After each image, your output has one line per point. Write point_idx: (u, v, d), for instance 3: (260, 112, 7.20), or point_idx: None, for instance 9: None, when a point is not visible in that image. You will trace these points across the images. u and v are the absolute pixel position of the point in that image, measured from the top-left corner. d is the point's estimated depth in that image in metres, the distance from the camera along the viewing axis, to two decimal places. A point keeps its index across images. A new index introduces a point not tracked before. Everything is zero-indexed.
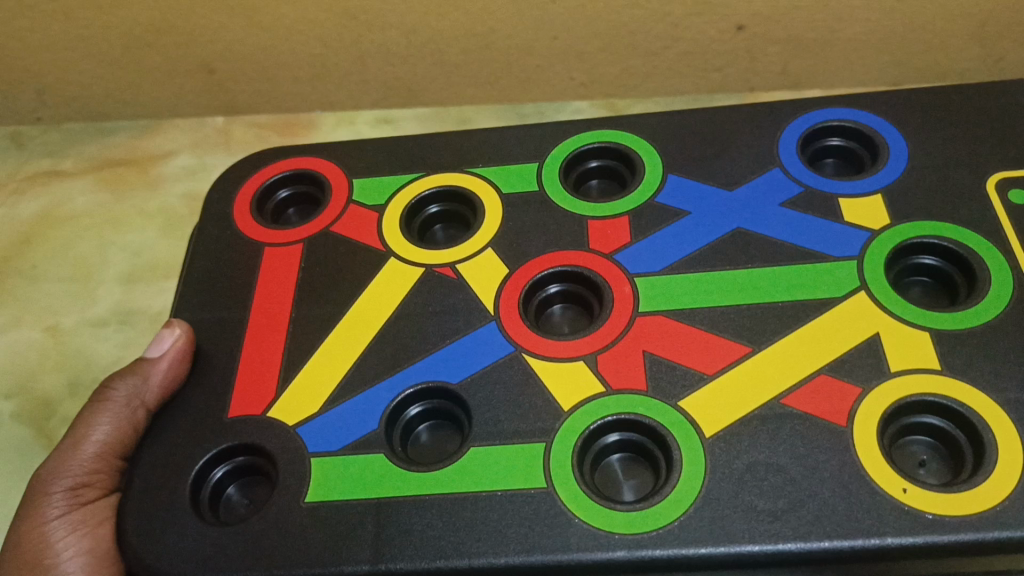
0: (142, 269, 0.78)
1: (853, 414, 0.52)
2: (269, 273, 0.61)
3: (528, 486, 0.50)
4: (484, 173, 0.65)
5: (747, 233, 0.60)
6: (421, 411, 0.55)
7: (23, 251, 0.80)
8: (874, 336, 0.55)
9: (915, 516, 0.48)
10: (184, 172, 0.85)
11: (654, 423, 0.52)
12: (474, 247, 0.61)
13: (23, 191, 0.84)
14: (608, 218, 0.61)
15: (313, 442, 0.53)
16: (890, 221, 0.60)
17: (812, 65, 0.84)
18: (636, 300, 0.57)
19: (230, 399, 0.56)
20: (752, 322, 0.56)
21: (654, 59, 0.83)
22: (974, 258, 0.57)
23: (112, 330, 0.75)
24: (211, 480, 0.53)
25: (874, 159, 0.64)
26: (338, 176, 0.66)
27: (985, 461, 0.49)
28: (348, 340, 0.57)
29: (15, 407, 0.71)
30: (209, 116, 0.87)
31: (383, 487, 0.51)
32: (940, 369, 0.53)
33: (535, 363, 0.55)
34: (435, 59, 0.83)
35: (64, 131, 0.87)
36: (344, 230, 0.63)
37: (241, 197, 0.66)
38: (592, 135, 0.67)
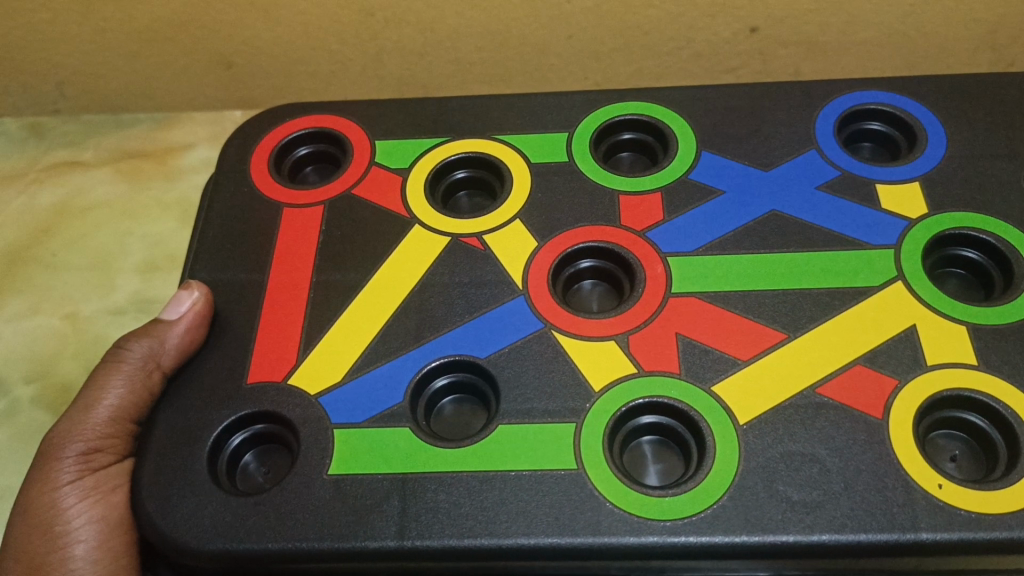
0: (160, 259, 0.80)
1: (889, 407, 0.52)
2: (289, 236, 0.61)
3: (557, 467, 0.50)
4: (512, 141, 0.65)
5: (783, 216, 0.60)
6: (448, 383, 0.55)
7: (41, 240, 0.81)
8: (912, 328, 0.55)
9: (951, 512, 0.48)
10: (203, 163, 0.86)
11: (688, 407, 0.52)
12: (503, 217, 0.61)
13: (43, 180, 0.85)
14: (641, 193, 0.62)
15: (337, 412, 0.53)
16: (926, 211, 0.60)
17: (825, 67, 0.85)
18: (668, 280, 0.57)
19: (248, 366, 0.56)
20: (786, 307, 0.56)
21: (667, 60, 0.84)
22: (1014, 254, 0.57)
23: (130, 318, 0.76)
24: (228, 447, 0.54)
25: (912, 146, 0.64)
26: (360, 136, 0.66)
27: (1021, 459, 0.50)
28: (371, 309, 0.57)
29: (33, 391, 0.72)
30: (227, 110, 0.89)
31: (410, 462, 0.51)
32: (976, 364, 0.53)
33: (564, 339, 0.55)
34: (452, 56, 0.83)
35: (84, 122, 0.89)
36: (366, 193, 0.63)
37: (258, 153, 0.66)
38: (624, 106, 0.66)
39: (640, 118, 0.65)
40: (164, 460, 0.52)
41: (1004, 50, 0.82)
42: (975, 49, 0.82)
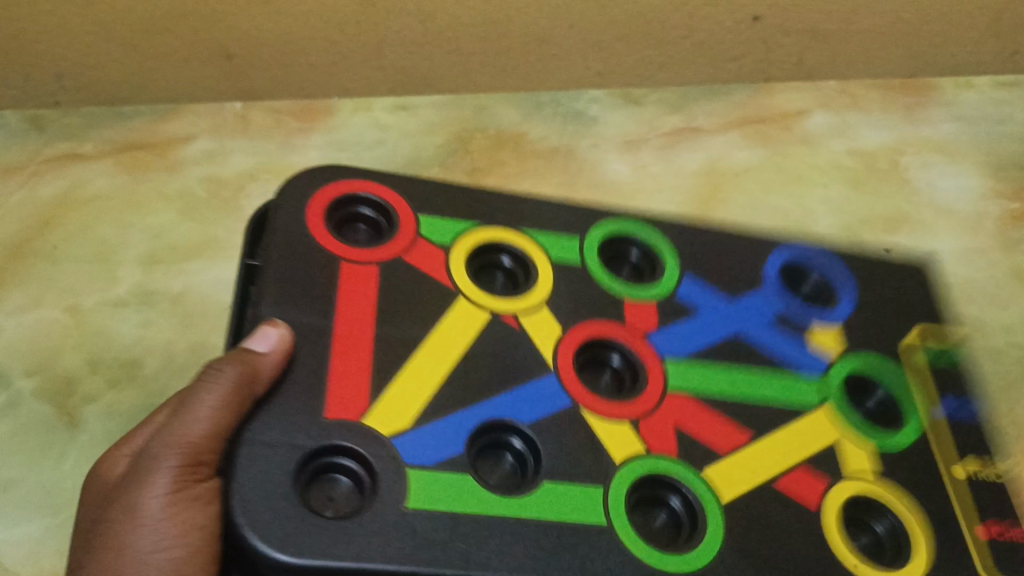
0: (163, 250, 0.78)
1: (824, 495, 0.56)
2: (348, 285, 0.56)
3: (591, 519, 0.51)
4: (542, 238, 0.62)
5: (738, 340, 0.61)
6: (522, 447, 0.54)
7: (43, 233, 0.79)
8: (836, 444, 0.58)
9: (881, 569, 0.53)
10: (204, 155, 0.85)
11: (681, 482, 0.54)
12: (538, 296, 0.60)
13: (43, 173, 0.84)
14: (639, 300, 0.61)
15: (409, 452, 0.51)
16: (845, 350, 0.63)
17: (830, 56, 0.85)
18: (664, 375, 0.58)
19: (320, 403, 0.51)
20: (737, 413, 0.58)
21: (670, 49, 0.84)
22: (906, 428, 0.61)
23: (131, 311, 0.73)
24: (314, 459, 0.49)
25: (827, 308, 0.66)
26: (406, 205, 0.61)
27: (909, 549, 0.56)
28: (430, 363, 0.55)
29: (35, 384, 0.69)
30: (227, 102, 0.88)
31: (473, 502, 0.50)
32: (881, 480, 0.58)
33: (594, 419, 0.55)
34: (452, 47, 0.83)
35: (84, 115, 0.87)
36: (417, 261, 0.59)
37: (318, 200, 0.59)
38: (633, 224, 0.65)
39: (644, 243, 0.64)
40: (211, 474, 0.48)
41: (1006, 38, 0.83)
42: (979, 38, 0.83)
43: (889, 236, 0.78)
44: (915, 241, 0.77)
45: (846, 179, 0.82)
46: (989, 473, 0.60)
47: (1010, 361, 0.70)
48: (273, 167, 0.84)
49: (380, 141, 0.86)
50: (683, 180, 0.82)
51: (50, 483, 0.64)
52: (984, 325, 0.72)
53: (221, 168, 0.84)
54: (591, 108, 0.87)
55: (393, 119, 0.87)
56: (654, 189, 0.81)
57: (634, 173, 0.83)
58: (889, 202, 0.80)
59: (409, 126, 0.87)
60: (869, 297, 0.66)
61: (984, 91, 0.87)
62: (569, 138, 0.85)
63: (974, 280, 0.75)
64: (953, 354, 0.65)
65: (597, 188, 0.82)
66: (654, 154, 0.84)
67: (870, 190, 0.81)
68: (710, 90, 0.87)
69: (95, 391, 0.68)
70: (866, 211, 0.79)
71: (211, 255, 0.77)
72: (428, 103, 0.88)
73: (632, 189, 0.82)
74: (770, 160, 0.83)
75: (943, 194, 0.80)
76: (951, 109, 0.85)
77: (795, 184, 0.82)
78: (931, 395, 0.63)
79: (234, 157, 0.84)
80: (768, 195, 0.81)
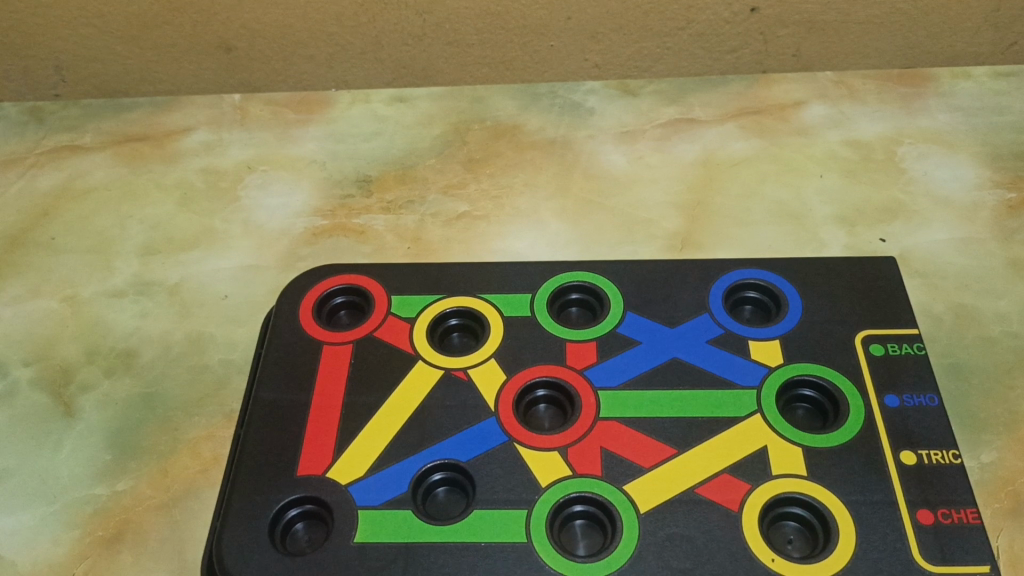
0: (159, 241, 0.77)
1: (745, 500, 0.54)
2: (327, 374, 0.62)
3: (514, 538, 0.53)
4: (492, 299, 0.66)
5: (682, 364, 0.61)
6: (447, 476, 0.57)
7: (42, 224, 0.79)
8: (762, 449, 0.57)
9: (892, 557, 0.52)
10: (202, 147, 0.85)
11: (605, 500, 0.55)
12: (483, 354, 0.63)
13: (42, 165, 0.84)
14: (580, 340, 0.63)
15: (360, 495, 0.56)
16: (784, 359, 0.61)
17: (828, 47, 0.86)
18: (598, 409, 0.59)
19: (299, 456, 0.57)
20: (678, 430, 0.58)
21: (668, 40, 0.85)
22: (842, 416, 0.58)
23: (129, 301, 0.73)
24: (282, 520, 0.55)
25: (775, 319, 0.64)
26: (381, 288, 0.67)
27: (836, 536, 0.53)
28: (383, 422, 0.59)
29: (32, 373, 0.68)
30: (226, 94, 0.89)
31: (411, 533, 0.54)
32: (806, 475, 0.55)
33: (525, 451, 0.57)
34: (449, 40, 0.85)
35: (83, 107, 0.89)
36: (385, 334, 0.64)
37: (304, 306, 0.66)
38: (575, 275, 0.67)
39: (586, 285, 0.66)
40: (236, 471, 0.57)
41: (1006, 28, 0.85)
42: (977, 29, 0.85)
43: (885, 226, 0.75)
44: (910, 231, 0.74)
45: (841, 170, 0.79)
46: (945, 455, 0.56)
47: (1005, 353, 0.66)
48: (270, 158, 0.83)
49: (378, 132, 0.86)
50: (680, 170, 0.80)
51: (45, 472, 0.62)
52: (979, 316, 0.68)
53: (219, 160, 0.84)
54: (588, 99, 0.88)
55: (391, 110, 0.87)
56: (651, 179, 0.80)
57: (631, 163, 0.81)
58: (884, 192, 0.77)
59: (406, 117, 0.87)
60: (866, 290, 0.65)
61: (983, 82, 0.86)
62: (565, 129, 0.85)
63: (972, 270, 0.71)
64: (911, 344, 0.61)
65: (592, 178, 0.80)
66: (651, 145, 0.83)
67: (864, 181, 0.78)
68: (707, 82, 0.88)
69: (91, 380, 0.68)
70: (862, 201, 0.77)
71: (209, 244, 0.76)
72: (426, 94, 0.89)
73: (628, 178, 0.80)
74: (767, 151, 0.81)
75: (940, 184, 0.78)
76: (949, 99, 0.85)
77: (790, 175, 0.79)
78: (872, 389, 0.59)
79: (232, 149, 0.85)
80: (763, 185, 0.79)
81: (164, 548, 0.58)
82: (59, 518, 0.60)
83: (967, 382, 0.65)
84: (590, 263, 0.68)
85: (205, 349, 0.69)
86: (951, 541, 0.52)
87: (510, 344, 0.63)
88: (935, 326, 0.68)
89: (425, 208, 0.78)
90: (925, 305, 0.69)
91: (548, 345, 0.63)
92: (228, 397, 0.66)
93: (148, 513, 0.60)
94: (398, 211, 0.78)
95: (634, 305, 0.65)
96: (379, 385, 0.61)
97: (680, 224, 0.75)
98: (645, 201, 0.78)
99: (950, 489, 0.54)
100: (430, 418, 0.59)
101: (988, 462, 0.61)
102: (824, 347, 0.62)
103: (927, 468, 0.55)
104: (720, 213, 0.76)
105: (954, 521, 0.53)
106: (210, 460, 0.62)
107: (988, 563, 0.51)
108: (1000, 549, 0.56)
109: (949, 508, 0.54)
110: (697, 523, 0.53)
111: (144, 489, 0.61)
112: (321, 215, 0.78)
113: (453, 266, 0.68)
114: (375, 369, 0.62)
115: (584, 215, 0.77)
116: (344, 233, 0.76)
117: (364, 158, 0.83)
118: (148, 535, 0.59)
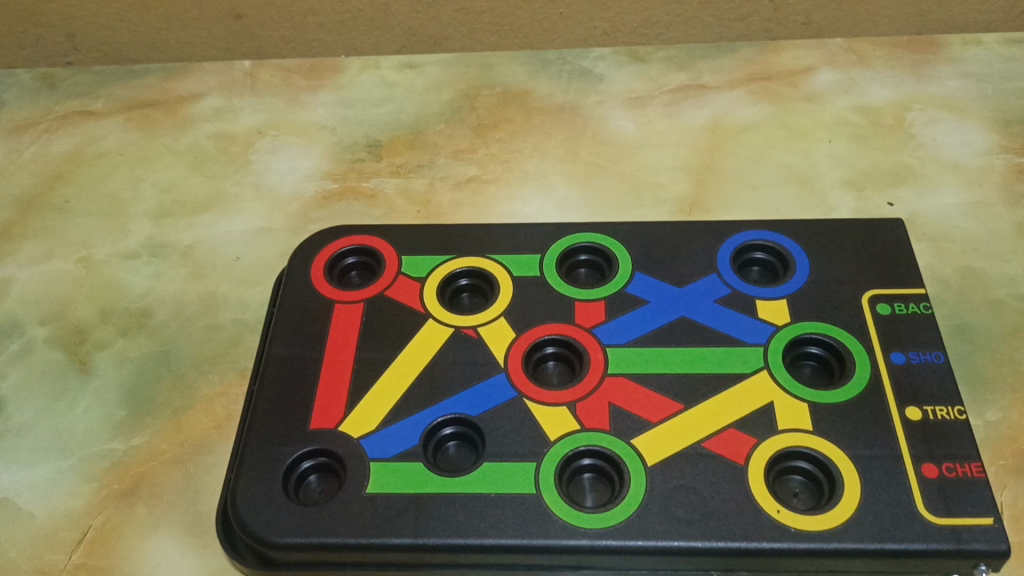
0: (172, 204, 0.78)
1: (752, 454, 0.55)
2: (338, 332, 0.62)
3: (523, 490, 0.54)
4: (501, 259, 0.66)
5: (690, 322, 0.62)
6: (457, 431, 0.58)
7: (56, 187, 0.80)
8: (769, 405, 0.57)
9: (896, 510, 0.52)
10: (213, 112, 0.85)
11: (614, 453, 0.55)
12: (493, 312, 0.63)
13: (56, 130, 0.85)
14: (588, 300, 0.64)
15: (372, 448, 0.56)
16: (791, 318, 0.62)
17: (838, 13, 0.88)
18: (606, 366, 0.60)
19: (311, 411, 0.58)
20: (685, 386, 0.58)
21: (676, 8, 0.87)
22: (847, 372, 0.59)
23: (142, 262, 0.73)
24: (295, 473, 0.56)
25: (782, 279, 0.64)
26: (391, 248, 0.67)
27: (840, 488, 0.54)
28: (394, 379, 0.60)
29: (48, 332, 0.69)
30: (237, 61, 0.90)
31: (422, 485, 0.55)
32: (812, 430, 0.56)
33: (534, 406, 0.58)
34: (459, 7, 0.88)
35: (95, 74, 0.90)
36: (396, 293, 0.65)
37: (316, 266, 0.66)
38: (584, 236, 0.68)
39: (595, 246, 0.67)
40: (251, 425, 0.58)
41: None
42: None
43: (893, 189, 0.75)
44: (918, 196, 0.74)
45: (850, 135, 0.80)
46: (950, 411, 0.56)
47: (1012, 315, 0.66)
48: (281, 124, 0.84)
49: (388, 98, 0.86)
50: (689, 135, 0.80)
51: (61, 427, 0.63)
52: (987, 279, 0.69)
53: (231, 125, 0.84)
54: (598, 66, 0.88)
55: (400, 76, 0.88)
56: (659, 144, 0.80)
57: (639, 129, 0.82)
58: (892, 157, 0.78)
59: (416, 83, 0.87)
60: (874, 251, 0.65)
61: (993, 48, 0.86)
62: (574, 95, 0.85)
63: (980, 234, 0.72)
64: (918, 303, 0.62)
65: (601, 142, 0.81)
66: (659, 110, 0.83)
67: (873, 146, 0.79)
68: (716, 49, 0.88)
69: (106, 338, 0.68)
70: (870, 165, 0.77)
71: (221, 208, 0.77)
72: (435, 61, 0.89)
73: (637, 143, 0.80)
74: (776, 116, 0.82)
75: (949, 149, 0.78)
76: (960, 65, 0.85)
77: (799, 140, 0.79)
78: (878, 346, 0.60)
79: (243, 114, 0.85)
80: (772, 149, 0.79)
81: (179, 500, 0.59)
82: (76, 472, 0.61)
83: (973, 343, 0.65)
84: (599, 224, 0.68)
85: (217, 309, 0.70)
86: (955, 495, 0.53)
87: (519, 303, 0.64)
88: (942, 288, 0.68)
89: (434, 172, 0.79)
90: (933, 267, 0.70)
91: (557, 304, 0.63)
92: (240, 355, 0.67)
93: (163, 468, 0.61)
94: (408, 175, 0.79)
95: (642, 266, 0.65)
96: (390, 342, 0.62)
97: (689, 189, 0.76)
98: (654, 165, 0.78)
99: (954, 444, 0.55)
100: (440, 375, 0.60)
101: (993, 421, 0.61)
102: (831, 306, 0.62)
103: (932, 424, 0.56)
104: (729, 177, 0.77)
105: (958, 474, 0.53)
106: (224, 417, 0.63)
107: (991, 516, 0.52)
108: (1003, 506, 0.57)
109: (954, 462, 0.54)
110: (703, 475, 0.54)
111: (159, 443, 0.62)
112: (331, 179, 0.79)
113: (463, 227, 0.69)
114: (386, 327, 0.63)
115: (593, 178, 0.77)
116: (354, 197, 0.77)
117: (375, 124, 0.83)
118: (163, 488, 0.60)
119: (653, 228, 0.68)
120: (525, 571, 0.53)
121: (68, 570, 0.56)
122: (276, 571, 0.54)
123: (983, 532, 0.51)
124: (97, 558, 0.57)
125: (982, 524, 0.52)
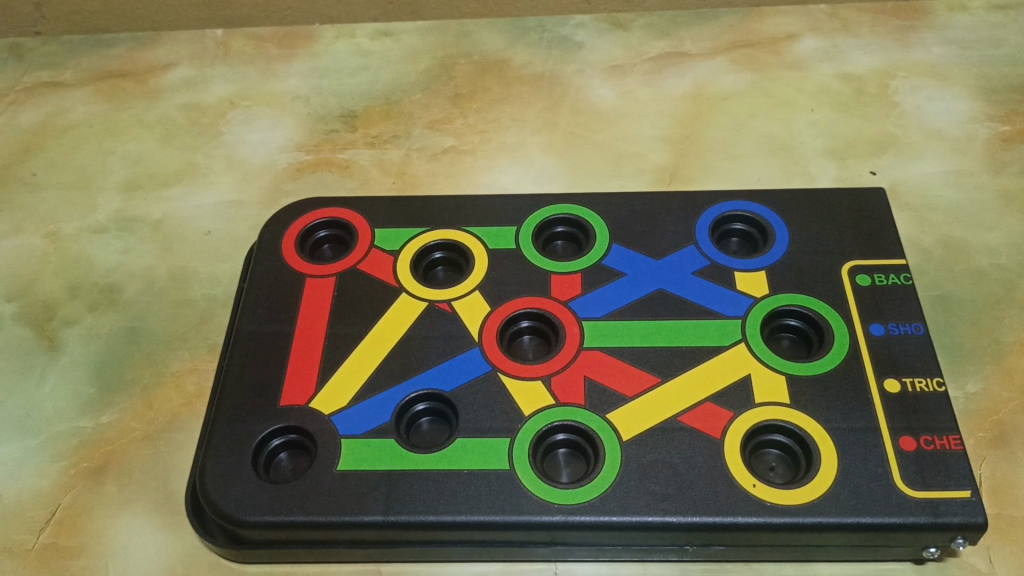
0: (142, 177, 0.76)
1: (728, 427, 0.54)
2: (309, 306, 0.61)
3: (497, 466, 0.53)
4: (475, 232, 0.65)
5: (667, 295, 0.61)
6: (429, 407, 0.57)
7: (23, 160, 0.78)
8: (746, 378, 0.56)
9: (875, 484, 0.52)
10: (184, 82, 0.84)
11: (588, 428, 0.55)
12: (467, 285, 0.62)
13: (23, 102, 0.83)
14: (565, 272, 0.62)
15: (343, 425, 0.55)
16: (769, 290, 0.61)
17: None
18: (582, 339, 0.59)
19: (281, 388, 0.57)
20: (661, 360, 0.57)
21: None
22: (826, 344, 0.58)
23: (111, 237, 0.72)
24: (265, 450, 0.55)
25: (763, 249, 0.63)
26: (363, 221, 0.66)
27: (817, 462, 0.53)
28: (366, 354, 0.59)
29: (15, 308, 0.68)
30: (209, 30, 0.88)
31: (394, 461, 0.54)
32: (788, 402, 0.55)
33: (509, 381, 0.57)
34: None
35: (63, 43, 0.88)
36: (368, 267, 0.63)
37: (287, 239, 0.65)
38: (561, 207, 0.67)
39: (572, 218, 0.66)
40: (220, 402, 0.57)
41: None
42: None
43: (876, 158, 0.74)
44: (901, 165, 0.73)
45: (832, 103, 0.78)
46: (929, 383, 0.56)
47: (993, 285, 0.66)
48: (254, 94, 0.82)
49: (362, 67, 0.84)
50: (670, 104, 0.79)
51: (29, 405, 0.62)
52: (968, 249, 0.68)
53: (202, 95, 0.82)
54: (578, 33, 0.86)
55: (375, 45, 0.86)
56: (639, 113, 0.79)
57: (619, 98, 0.80)
58: (875, 125, 0.76)
59: (392, 51, 0.86)
60: (854, 221, 0.64)
61: (979, 15, 0.85)
62: (553, 63, 0.84)
63: (962, 203, 0.71)
64: (898, 274, 0.61)
65: (580, 112, 0.79)
66: (640, 79, 0.82)
67: (856, 114, 0.77)
68: (697, 16, 0.87)
69: (75, 315, 0.67)
70: (852, 134, 0.76)
71: (191, 180, 0.76)
72: (411, 29, 0.88)
73: (617, 112, 0.79)
74: (758, 84, 0.80)
75: (933, 117, 0.77)
76: (945, 32, 0.84)
77: (781, 108, 0.78)
78: (858, 318, 0.59)
79: (214, 85, 0.83)
80: (754, 118, 0.77)
81: (148, 478, 0.58)
82: (42, 451, 0.60)
83: (953, 314, 0.64)
84: (577, 195, 0.67)
85: (188, 284, 0.68)
86: (933, 466, 0.52)
87: (494, 277, 0.62)
88: (924, 259, 0.67)
89: (410, 142, 0.77)
90: (914, 237, 0.69)
91: (533, 277, 0.62)
92: (211, 331, 0.66)
93: (132, 446, 0.60)
94: (383, 146, 0.77)
95: (620, 238, 0.64)
96: (362, 317, 0.61)
97: (668, 158, 0.75)
98: (633, 135, 0.77)
99: (934, 416, 0.54)
100: (413, 349, 0.59)
101: (973, 392, 0.60)
102: (810, 278, 0.61)
103: (911, 396, 0.55)
104: (709, 146, 0.75)
105: (936, 447, 0.53)
106: (194, 393, 0.62)
107: (969, 489, 0.51)
108: (981, 478, 0.56)
109: (932, 434, 0.53)
110: (679, 450, 0.53)
111: (129, 422, 0.61)
112: (304, 150, 0.77)
113: (437, 199, 0.68)
114: (358, 302, 0.61)
115: (571, 149, 0.76)
116: (328, 168, 0.75)
117: (349, 94, 0.82)
118: (133, 466, 0.59)
119: (631, 199, 0.67)
120: (500, 549, 0.53)
121: (36, 550, 0.55)
122: (247, 550, 0.53)
123: (960, 505, 0.51)
124: (65, 538, 0.56)
125: (960, 497, 0.51)
